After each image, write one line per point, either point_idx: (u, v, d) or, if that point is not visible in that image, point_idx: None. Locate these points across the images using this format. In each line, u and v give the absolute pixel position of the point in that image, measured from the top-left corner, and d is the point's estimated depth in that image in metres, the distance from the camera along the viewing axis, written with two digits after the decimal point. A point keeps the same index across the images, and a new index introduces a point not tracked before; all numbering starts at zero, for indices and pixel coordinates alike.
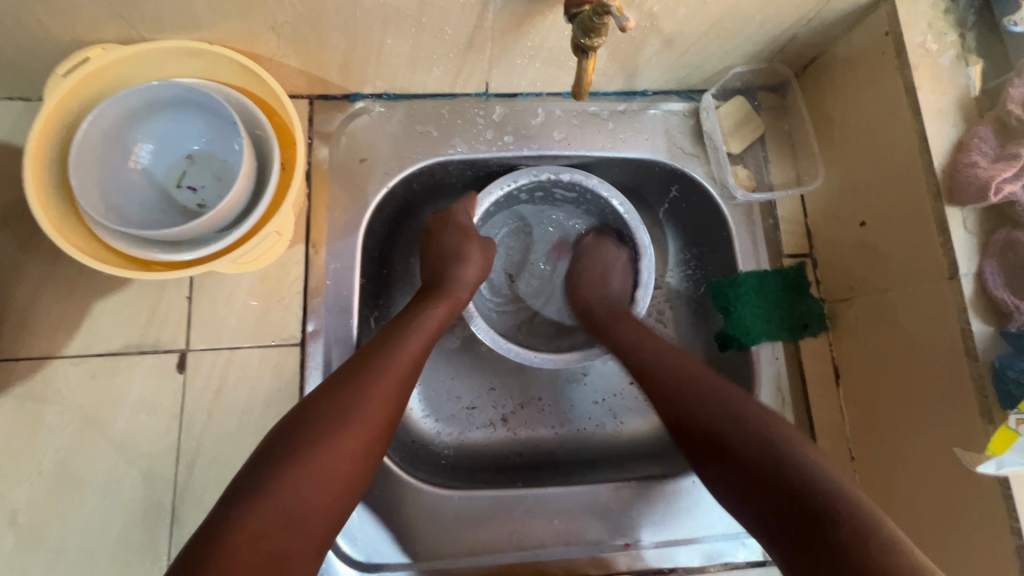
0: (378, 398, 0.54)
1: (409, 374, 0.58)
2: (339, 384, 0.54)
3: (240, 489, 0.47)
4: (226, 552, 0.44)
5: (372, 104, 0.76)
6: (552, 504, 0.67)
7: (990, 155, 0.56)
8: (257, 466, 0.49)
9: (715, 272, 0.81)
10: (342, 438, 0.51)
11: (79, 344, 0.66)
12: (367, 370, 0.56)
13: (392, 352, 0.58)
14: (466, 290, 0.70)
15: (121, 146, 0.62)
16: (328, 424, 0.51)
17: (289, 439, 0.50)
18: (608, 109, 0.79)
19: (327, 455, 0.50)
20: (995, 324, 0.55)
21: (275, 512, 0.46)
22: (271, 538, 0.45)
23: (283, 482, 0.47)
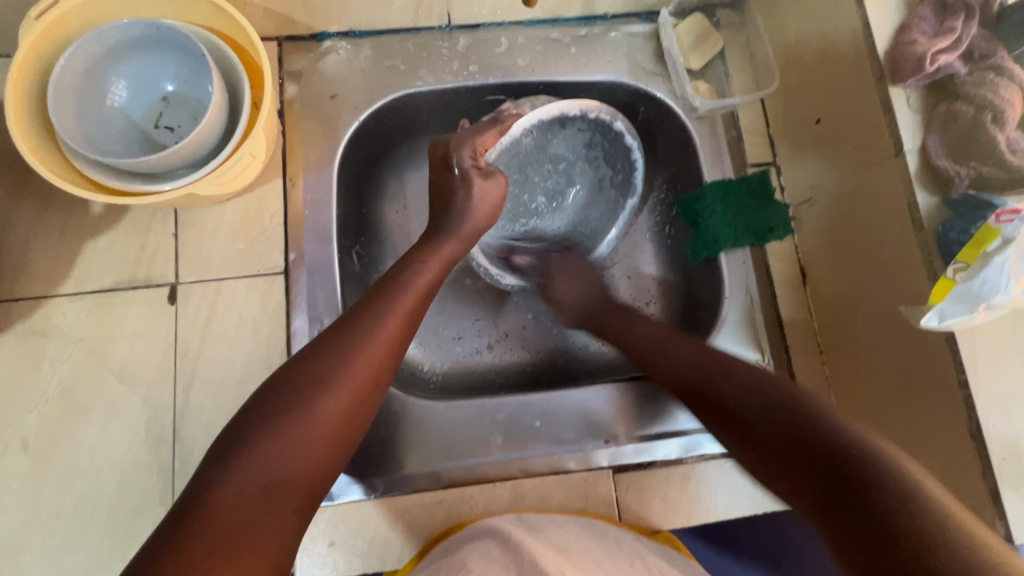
0: (364, 360, 0.53)
1: (399, 337, 0.56)
2: (322, 347, 0.53)
3: (223, 451, 0.46)
4: (208, 508, 0.43)
5: (339, 43, 0.78)
6: (533, 408, 0.71)
7: (931, 33, 0.57)
8: (240, 428, 0.48)
9: (684, 189, 0.83)
10: (325, 398, 0.50)
11: (73, 283, 0.69)
12: (354, 331, 0.54)
13: (380, 313, 0.56)
14: (458, 244, 0.67)
15: (97, 87, 0.65)
16: (309, 386, 0.50)
17: (272, 400, 0.49)
18: (569, 35, 0.81)
19: (308, 417, 0.48)
20: (939, 195, 0.57)
21: (259, 469, 0.45)
22: (250, 498, 0.44)
23: (263, 442, 0.46)
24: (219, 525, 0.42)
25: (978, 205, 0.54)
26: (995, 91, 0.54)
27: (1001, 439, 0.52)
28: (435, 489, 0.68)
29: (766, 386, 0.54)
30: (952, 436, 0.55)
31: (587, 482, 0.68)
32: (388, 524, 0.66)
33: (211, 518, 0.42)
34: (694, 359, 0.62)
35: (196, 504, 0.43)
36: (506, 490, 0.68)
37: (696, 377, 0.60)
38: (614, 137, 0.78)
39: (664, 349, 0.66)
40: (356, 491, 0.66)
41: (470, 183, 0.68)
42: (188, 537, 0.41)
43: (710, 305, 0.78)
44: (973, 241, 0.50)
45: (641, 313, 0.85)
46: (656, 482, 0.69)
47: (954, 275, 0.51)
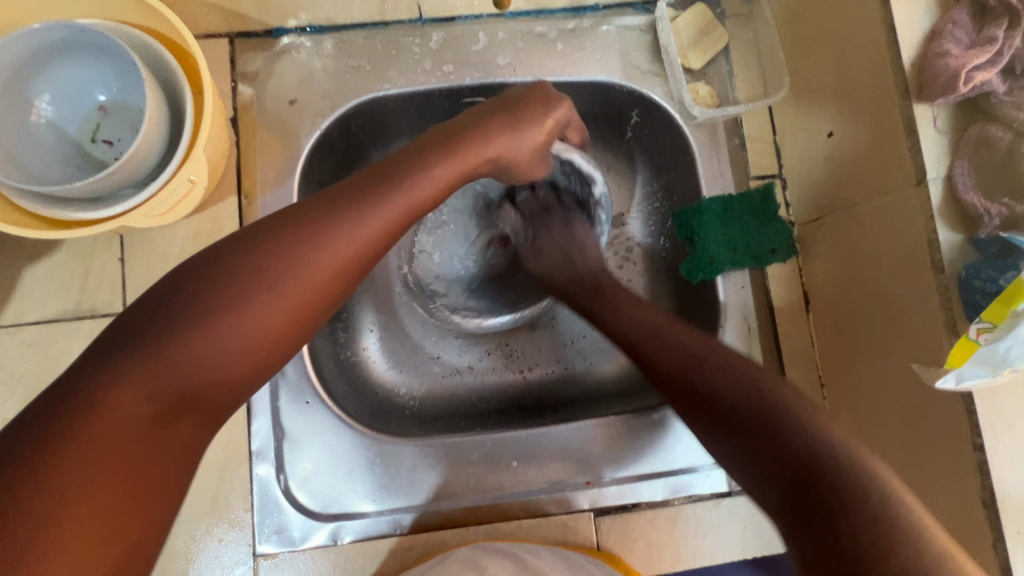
0: (318, 282, 0.44)
1: (369, 253, 0.47)
2: (255, 240, 0.44)
3: (132, 328, 0.40)
4: (83, 413, 0.36)
5: (298, 39, 0.70)
6: (510, 447, 0.67)
7: (965, 42, 0.50)
8: (158, 300, 0.41)
9: (680, 201, 0.76)
10: (248, 316, 0.42)
11: (12, 313, 0.64)
12: (316, 235, 0.45)
13: (334, 226, 0.45)
14: (482, 153, 0.55)
15: (19, 98, 0.58)
16: (231, 288, 0.42)
17: (200, 276, 0.42)
18: (555, 29, 0.72)
19: (217, 336, 0.41)
20: (964, 232, 0.50)
21: (154, 376, 0.39)
22: (137, 417, 0.38)
23: (182, 336, 0.40)
24: (91, 440, 0.36)
25: (1005, 248, 0.48)
26: None
27: (1016, 510, 0.47)
28: (405, 534, 0.64)
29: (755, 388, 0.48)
30: (960, 500, 0.50)
31: (566, 525, 0.65)
32: (356, 568, 0.63)
33: (82, 429, 0.36)
34: (682, 343, 0.54)
35: (89, 386, 0.37)
36: (480, 532, 0.65)
37: (696, 369, 0.52)
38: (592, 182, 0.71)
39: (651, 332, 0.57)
40: (322, 534, 0.63)
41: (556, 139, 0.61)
42: (62, 449, 0.35)
43: (704, 331, 0.72)
44: (1002, 298, 0.44)
45: None
46: (640, 525, 0.65)
47: (978, 337, 0.45)
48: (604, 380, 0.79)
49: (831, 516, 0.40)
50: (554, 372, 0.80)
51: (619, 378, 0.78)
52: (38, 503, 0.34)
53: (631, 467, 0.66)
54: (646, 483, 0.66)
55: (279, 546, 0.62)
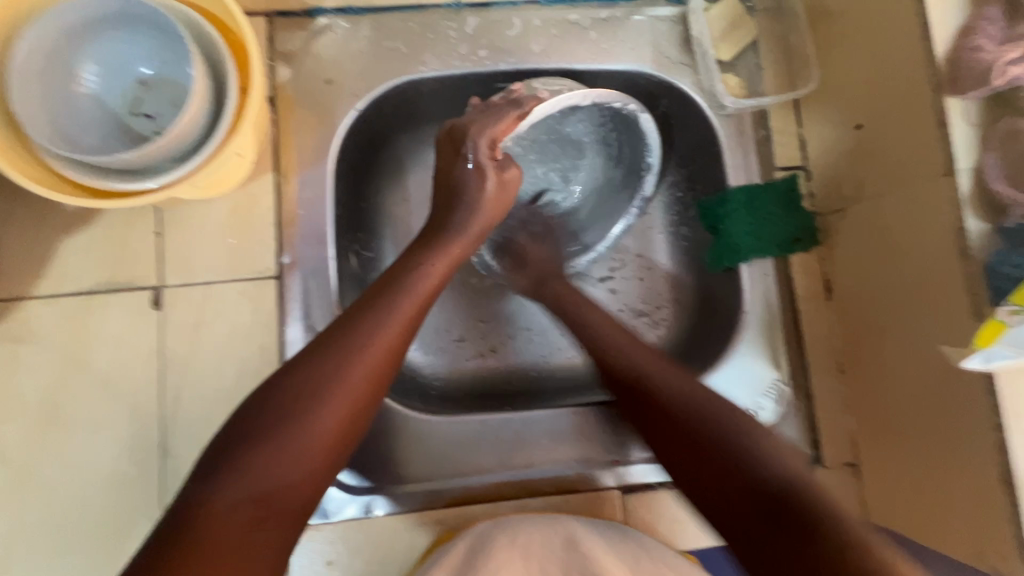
0: (369, 359, 0.49)
1: (406, 331, 0.52)
2: (311, 350, 0.49)
3: (215, 462, 0.44)
4: (190, 533, 0.40)
5: (336, 20, 0.71)
6: (539, 425, 0.68)
7: (998, 38, 0.52)
8: (226, 454, 0.44)
9: (705, 191, 0.77)
10: (318, 412, 0.46)
11: (49, 284, 0.64)
12: (356, 328, 0.50)
13: (376, 320, 0.51)
14: (471, 239, 0.61)
15: (64, 68, 0.58)
16: (303, 397, 0.46)
17: (269, 398, 0.46)
18: (588, 18, 0.74)
19: (291, 440, 0.45)
20: (990, 221, 0.52)
21: (242, 489, 0.43)
22: (237, 523, 0.42)
23: (259, 452, 0.44)
24: (201, 557, 0.40)
25: None
26: None
27: None
28: (436, 507, 0.66)
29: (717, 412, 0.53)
30: (979, 478, 0.53)
31: (592, 502, 0.67)
32: (387, 540, 0.64)
33: (194, 551, 0.40)
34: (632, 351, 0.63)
35: (192, 512, 0.41)
36: (509, 507, 0.66)
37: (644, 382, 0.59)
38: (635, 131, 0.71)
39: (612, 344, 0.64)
40: (354, 507, 0.64)
41: (484, 175, 0.61)
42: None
43: (727, 318, 0.74)
44: None
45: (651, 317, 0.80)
46: (664, 504, 0.67)
47: (1007, 318, 0.47)
48: None
49: (811, 539, 0.43)
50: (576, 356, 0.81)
51: None
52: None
53: None
54: None
55: (313, 517, 0.63)
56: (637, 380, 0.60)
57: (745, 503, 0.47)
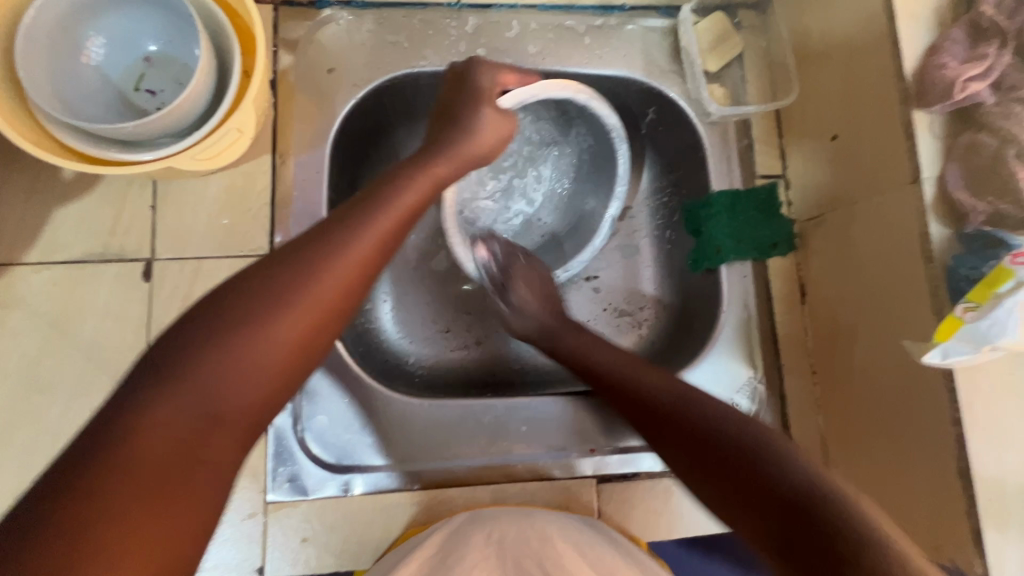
0: (340, 276, 0.47)
1: (381, 251, 0.51)
2: (286, 254, 0.47)
3: (164, 356, 0.41)
4: (132, 433, 0.38)
5: (340, 12, 0.73)
6: (520, 412, 0.69)
7: (961, 57, 0.55)
8: (177, 345, 0.42)
9: (689, 195, 0.80)
10: (284, 321, 0.44)
11: (41, 251, 0.65)
12: (328, 247, 0.48)
13: (351, 238, 0.49)
14: (452, 168, 0.61)
15: (72, 39, 0.60)
16: (269, 302, 0.44)
17: (228, 296, 0.44)
18: (584, 24, 0.77)
19: (252, 347, 0.43)
20: (952, 228, 0.56)
21: (195, 395, 0.40)
22: (186, 426, 0.40)
23: (212, 352, 0.42)
24: (145, 460, 0.37)
25: (992, 241, 0.53)
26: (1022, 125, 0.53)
27: (989, 479, 0.52)
28: (415, 489, 0.66)
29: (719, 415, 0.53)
30: (938, 471, 0.55)
31: (569, 490, 0.68)
32: (365, 520, 0.65)
33: (136, 451, 0.37)
34: (620, 368, 0.63)
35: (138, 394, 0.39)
36: (486, 492, 0.67)
37: (632, 392, 0.61)
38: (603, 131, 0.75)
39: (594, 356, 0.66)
40: (333, 486, 0.65)
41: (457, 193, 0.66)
42: (100, 478, 0.35)
43: (705, 318, 0.76)
44: (986, 281, 0.49)
45: (634, 318, 0.83)
46: (639, 494, 0.68)
47: (963, 315, 0.50)
48: None
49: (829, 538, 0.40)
50: None
51: None
52: (90, 507, 0.34)
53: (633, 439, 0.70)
54: (647, 455, 0.69)
55: (291, 495, 0.64)
56: (622, 372, 0.63)
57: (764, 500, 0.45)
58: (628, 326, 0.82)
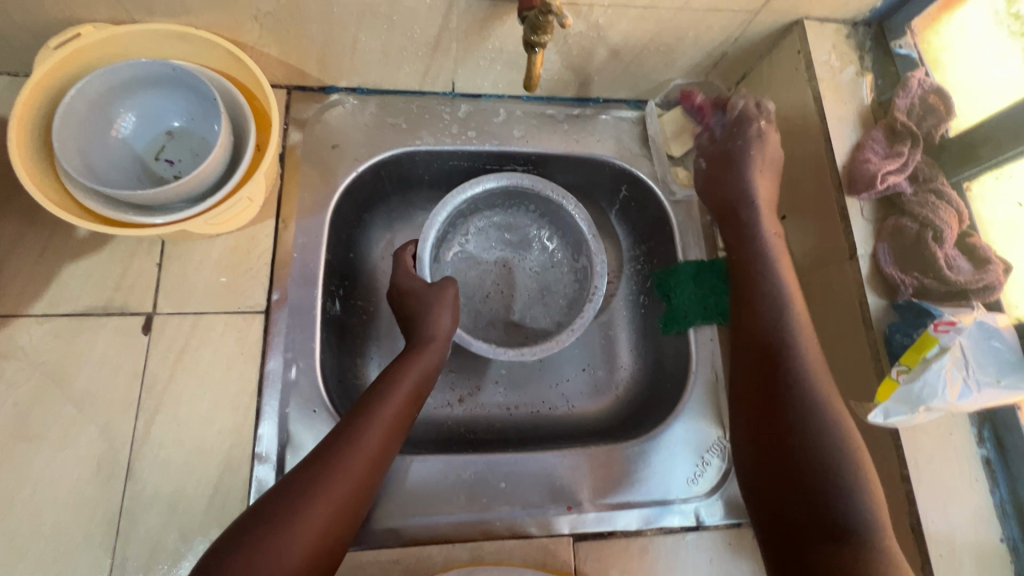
0: (347, 480, 0.58)
1: (382, 447, 0.61)
2: (308, 466, 0.58)
3: (211, 560, 0.51)
4: None
5: (346, 97, 0.82)
6: (499, 468, 0.72)
7: (882, 154, 0.65)
8: (221, 552, 0.52)
9: (659, 264, 0.87)
10: (305, 520, 0.54)
11: (45, 304, 0.68)
12: (332, 460, 0.58)
13: (354, 442, 0.60)
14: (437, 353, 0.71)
15: (104, 116, 0.67)
16: (293, 506, 0.54)
17: (262, 511, 0.54)
18: (563, 113, 0.87)
19: (280, 548, 0.52)
20: (887, 298, 0.62)
21: None
22: None
23: (255, 556, 0.51)
24: None
25: (919, 312, 0.59)
26: (935, 212, 0.61)
27: (938, 535, 0.55)
28: (394, 546, 0.67)
29: (795, 355, 0.63)
30: (893, 529, 0.58)
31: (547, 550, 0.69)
32: None
33: None
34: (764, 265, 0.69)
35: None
36: (465, 550, 0.67)
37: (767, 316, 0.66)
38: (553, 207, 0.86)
39: (776, 290, 0.67)
40: None
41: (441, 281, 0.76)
42: None
43: (676, 378, 0.81)
44: (914, 347, 0.56)
45: (610, 378, 0.88)
46: (616, 554, 0.69)
47: (897, 376, 0.56)
48: (583, 420, 0.85)
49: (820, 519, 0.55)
50: (537, 411, 0.85)
51: (599, 419, 0.85)
52: None
53: (608, 495, 0.72)
54: (622, 512, 0.72)
55: None
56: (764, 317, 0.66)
57: (771, 451, 0.60)
58: (605, 386, 0.87)
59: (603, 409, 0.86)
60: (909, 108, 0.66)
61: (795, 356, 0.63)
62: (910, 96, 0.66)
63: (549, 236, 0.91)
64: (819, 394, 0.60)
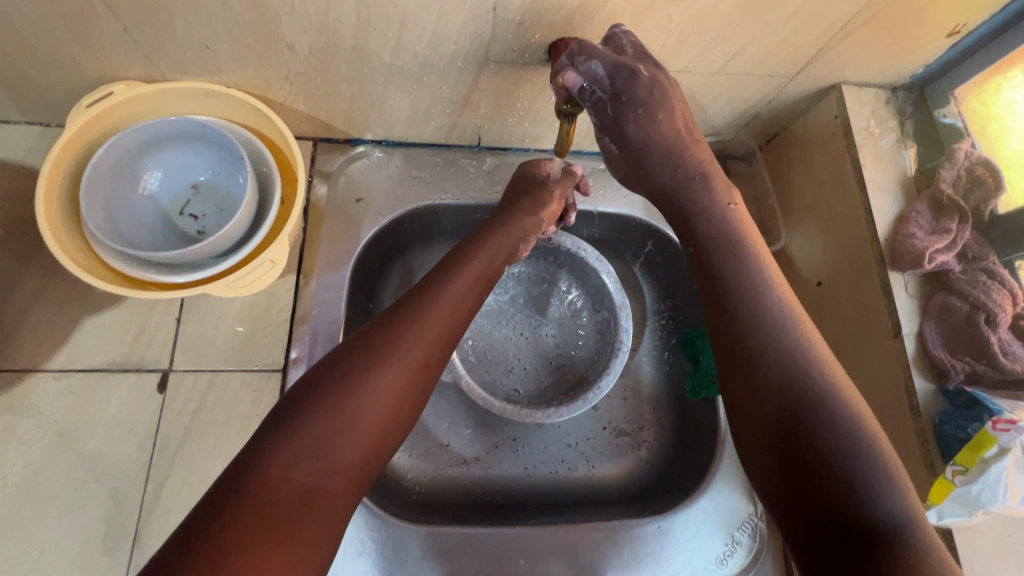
0: (422, 341, 0.53)
1: (457, 307, 0.58)
2: (383, 321, 0.54)
3: (281, 417, 0.47)
4: (259, 487, 0.43)
5: (372, 149, 0.81)
6: (519, 544, 0.69)
7: (927, 229, 0.63)
8: (294, 404, 0.47)
9: (685, 323, 0.86)
10: (392, 363, 0.51)
11: (63, 358, 0.67)
12: (402, 321, 0.53)
13: (418, 315, 0.54)
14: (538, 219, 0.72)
15: (133, 173, 0.67)
16: (382, 346, 0.51)
17: (344, 360, 0.50)
18: (589, 167, 0.85)
19: (359, 401, 0.48)
20: (935, 382, 0.59)
21: (311, 448, 0.45)
22: (306, 470, 0.45)
23: (310, 431, 0.46)
24: (265, 514, 0.42)
25: (970, 401, 0.57)
26: (987, 293, 0.58)
27: None
28: None
29: (761, 299, 0.53)
30: None
31: None
32: None
33: (258, 506, 0.42)
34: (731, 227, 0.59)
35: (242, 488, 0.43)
36: None
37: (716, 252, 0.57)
38: (577, 260, 0.85)
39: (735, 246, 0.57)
40: None
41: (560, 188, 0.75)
42: (218, 538, 0.40)
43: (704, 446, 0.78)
44: (972, 445, 0.53)
45: (633, 438, 0.83)
46: None
47: (953, 477, 0.53)
48: (603, 484, 0.81)
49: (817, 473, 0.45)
50: (556, 472, 0.82)
51: (619, 483, 0.81)
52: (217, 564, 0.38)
53: None
54: None
55: None
56: (719, 246, 0.58)
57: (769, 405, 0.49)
58: (627, 447, 0.83)
59: (624, 472, 0.82)
60: (956, 180, 0.63)
61: (749, 306, 0.53)
62: (956, 168, 0.63)
63: (572, 287, 0.88)
64: (800, 347, 0.51)
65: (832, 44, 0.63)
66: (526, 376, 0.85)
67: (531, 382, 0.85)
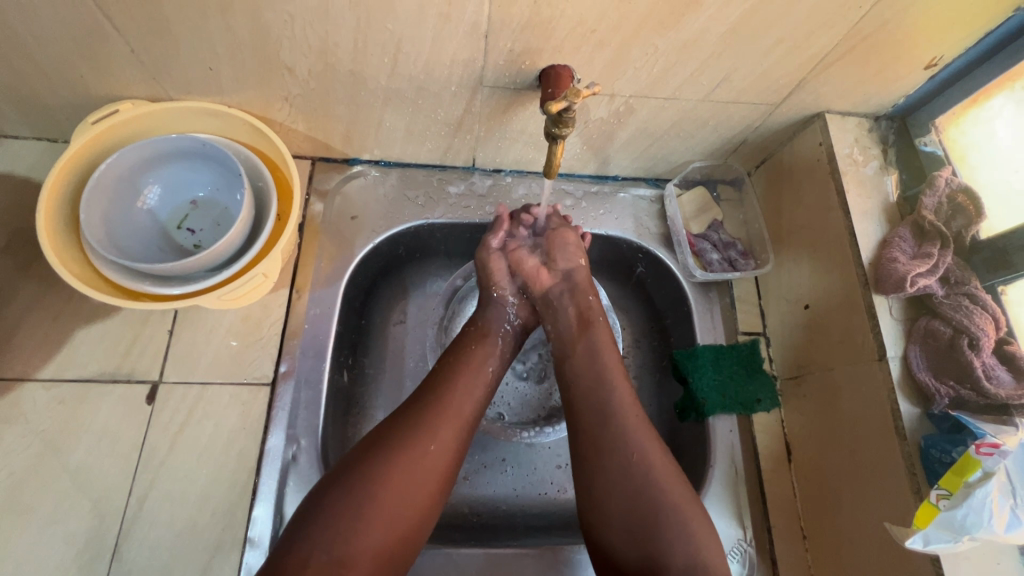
0: (440, 429, 0.59)
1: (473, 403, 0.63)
2: (400, 414, 0.60)
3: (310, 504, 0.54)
4: (288, 572, 0.49)
5: (368, 169, 0.83)
6: (505, 565, 0.68)
7: (909, 254, 0.64)
8: (321, 491, 0.55)
9: (677, 344, 0.82)
10: (409, 452, 0.56)
11: (54, 368, 0.68)
12: (417, 415, 0.60)
13: (437, 408, 0.61)
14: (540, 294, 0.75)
15: (133, 188, 0.69)
16: (399, 439, 0.57)
17: (365, 450, 0.57)
18: (582, 190, 0.87)
19: (381, 489, 0.54)
20: (921, 406, 0.59)
21: (329, 536, 0.51)
22: (326, 557, 0.50)
23: (327, 527, 0.51)
24: None
25: (957, 424, 0.57)
26: (970, 317, 0.59)
27: None
28: None
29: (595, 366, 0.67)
30: None
31: None
32: None
33: None
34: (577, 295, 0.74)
35: (272, 572, 0.49)
36: None
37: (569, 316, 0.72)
38: None
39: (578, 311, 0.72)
40: None
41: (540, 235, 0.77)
42: None
43: (695, 470, 0.74)
44: (955, 470, 0.53)
45: None
46: None
47: (937, 501, 0.54)
48: None
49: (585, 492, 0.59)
50: (547, 494, 0.81)
51: None
52: None
53: None
54: None
55: None
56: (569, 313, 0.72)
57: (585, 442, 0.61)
58: None
59: None
60: (937, 207, 0.65)
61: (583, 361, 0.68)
62: (937, 195, 0.65)
63: None
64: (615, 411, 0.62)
65: (812, 75, 0.65)
66: (518, 400, 0.85)
67: (523, 406, 0.84)
